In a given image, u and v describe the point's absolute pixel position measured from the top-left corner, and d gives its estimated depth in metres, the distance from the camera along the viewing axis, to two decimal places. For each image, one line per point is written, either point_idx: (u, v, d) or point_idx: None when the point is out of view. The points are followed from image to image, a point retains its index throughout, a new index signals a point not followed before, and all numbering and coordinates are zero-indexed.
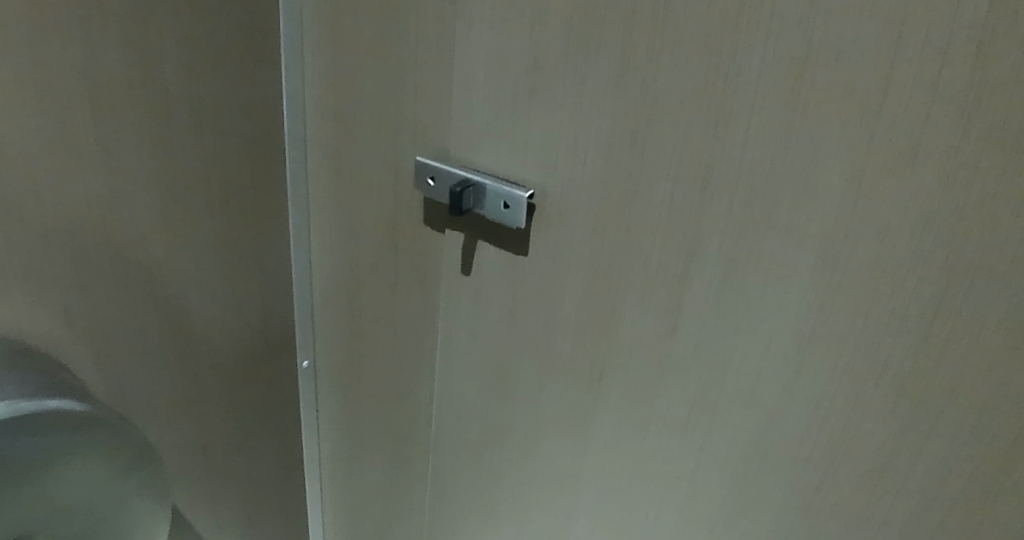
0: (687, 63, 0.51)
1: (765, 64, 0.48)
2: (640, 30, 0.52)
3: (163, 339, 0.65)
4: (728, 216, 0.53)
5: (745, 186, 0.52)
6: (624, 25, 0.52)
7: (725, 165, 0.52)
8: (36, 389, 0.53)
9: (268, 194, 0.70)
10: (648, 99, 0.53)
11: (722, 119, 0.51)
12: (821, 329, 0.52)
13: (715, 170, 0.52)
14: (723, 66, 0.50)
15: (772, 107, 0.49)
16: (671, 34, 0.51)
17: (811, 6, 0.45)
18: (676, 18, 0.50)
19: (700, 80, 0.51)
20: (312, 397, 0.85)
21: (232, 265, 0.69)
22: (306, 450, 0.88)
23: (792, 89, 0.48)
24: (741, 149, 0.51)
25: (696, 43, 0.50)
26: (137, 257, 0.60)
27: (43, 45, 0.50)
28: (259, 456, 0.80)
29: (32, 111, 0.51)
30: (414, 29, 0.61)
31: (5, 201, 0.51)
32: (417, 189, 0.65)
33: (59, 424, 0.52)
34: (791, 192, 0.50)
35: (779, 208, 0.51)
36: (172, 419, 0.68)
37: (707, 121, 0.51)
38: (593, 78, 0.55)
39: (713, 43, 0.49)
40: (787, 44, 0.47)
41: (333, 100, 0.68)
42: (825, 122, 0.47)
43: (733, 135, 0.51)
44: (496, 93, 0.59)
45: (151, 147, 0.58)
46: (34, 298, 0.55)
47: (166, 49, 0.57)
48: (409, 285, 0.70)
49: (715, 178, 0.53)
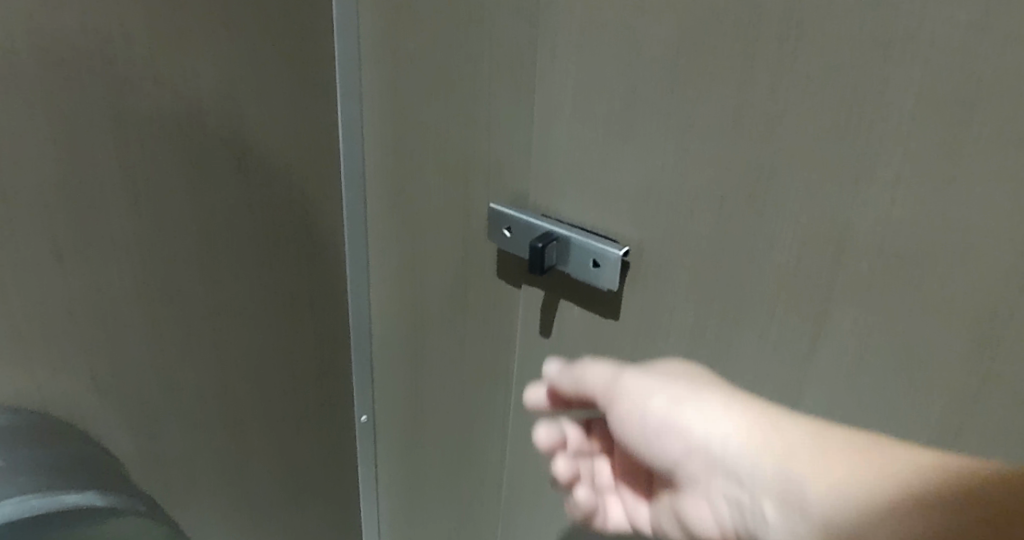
0: (821, 100, 0.42)
1: (920, 103, 0.39)
2: (761, 59, 0.43)
3: (205, 401, 0.59)
4: (862, 288, 0.45)
5: (890, 254, 0.43)
6: (742, 54, 0.44)
7: (863, 228, 0.44)
8: (59, 478, 0.47)
9: (324, 239, 0.63)
10: (771, 144, 0.45)
11: (864, 170, 0.42)
12: (970, 422, 0.44)
13: (852, 233, 0.44)
14: (865, 106, 0.41)
15: (926, 158, 0.40)
16: (801, 65, 0.42)
17: (981, 31, 0.37)
18: (807, 45, 0.42)
19: (836, 123, 0.42)
20: (372, 454, 0.77)
21: (282, 315, 0.62)
22: (365, 513, 0.80)
23: (954, 135, 0.39)
24: (885, 205, 0.42)
25: (832, 75, 0.42)
26: (173, 314, 0.55)
27: (62, 81, 0.44)
28: (313, 520, 0.73)
29: (53, 154, 0.45)
30: (487, 50, 0.53)
31: (22, 262, 0.46)
32: (489, 239, 0.58)
33: (70, 523, 0.46)
34: (946, 262, 0.41)
35: (930, 281, 0.42)
36: (219, 486, 0.62)
37: (845, 173, 0.43)
38: (703, 116, 0.46)
39: (853, 76, 0.41)
40: (948, 78, 0.38)
41: (391, 133, 0.61)
42: (989, 178, 0.39)
43: (875, 190, 0.42)
44: (586, 132, 0.51)
45: (186, 192, 0.52)
46: (59, 363, 0.50)
47: (203, 82, 0.50)
48: (478, 341, 0.63)
49: (851, 243, 0.44)
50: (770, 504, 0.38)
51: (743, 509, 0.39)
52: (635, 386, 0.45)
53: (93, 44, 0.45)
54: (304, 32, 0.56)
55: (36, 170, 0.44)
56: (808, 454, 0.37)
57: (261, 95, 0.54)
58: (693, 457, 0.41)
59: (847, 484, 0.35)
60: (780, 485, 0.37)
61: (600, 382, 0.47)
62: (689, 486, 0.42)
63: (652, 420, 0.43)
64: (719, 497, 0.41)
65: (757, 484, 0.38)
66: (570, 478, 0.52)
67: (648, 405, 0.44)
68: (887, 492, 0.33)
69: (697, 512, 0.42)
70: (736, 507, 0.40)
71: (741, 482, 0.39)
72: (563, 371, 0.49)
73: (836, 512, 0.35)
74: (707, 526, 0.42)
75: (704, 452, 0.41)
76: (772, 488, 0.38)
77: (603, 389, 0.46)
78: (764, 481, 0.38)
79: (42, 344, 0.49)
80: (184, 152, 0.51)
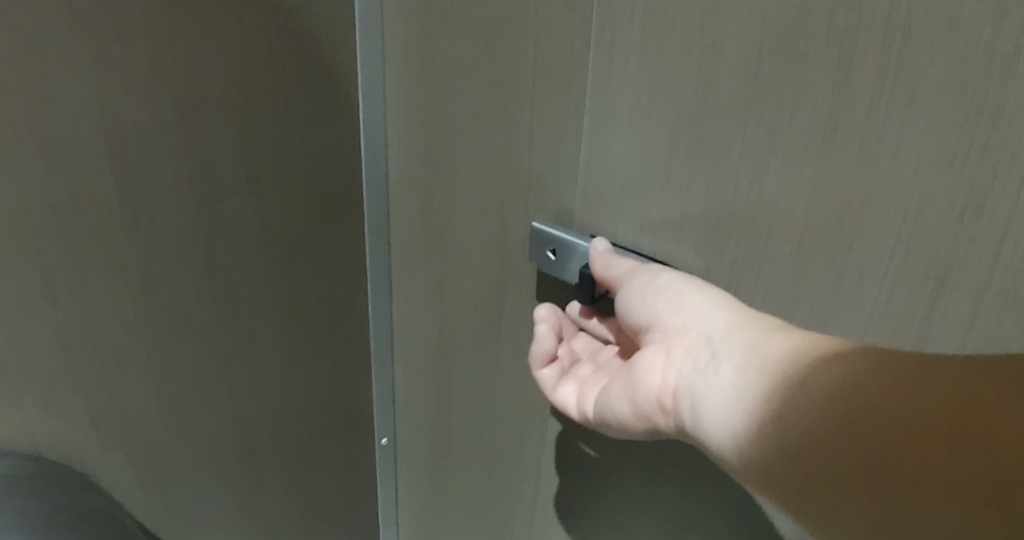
0: (927, 120, 0.35)
1: None
2: (858, 69, 0.36)
3: (214, 432, 0.54)
4: (968, 349, 0.38)
5: (993, 302, 0.36)
6: (834, 63, 0.37)
7: (964, 271, 0.36)
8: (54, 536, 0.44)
9: (343, 255, 0.58)
10: (863, 169, 0.38)
11: (972, 203, 0.35)
12: None
13: (951, 278, 0.37)
14: (981, 130, 0.34)
15: None
16: (909, 76, 0.35)
17: None
18: (914, 55, 0.35)
19: (941, 147, 0.35)
20: (392, 474, 0.72)
21: (300, 340, 0.57)
22: (385, 533, 0.76)
23: None
24: (995, 244, 0.35)
25: (941, 91, 0.34)
26: (178, 344, 0.50)
27: (45, 86, 0.39)
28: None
29: (40, 168, 0.40)
30: (529, 50, 0.48)
31: (5, 292, 0.41)
32: (530, 259, 0.53)
33: None
34: None
35: None
36: (228, 518, 0.58)
37: (950, 206, 0.36)
38: (785, 134, 0.40)
39: (964, 92, 0.34)
40: None
41: (415, 138, 0.55)
42: None
43: (983, 228, 0.35)
44: (644, 146, 0.46)
45: (193, 208, 0.47)
46: (49, 400, 0.45)
47: (209, 87, 0.46)
48: (511, 364, 0.58)
49: (950, 289, 0.37)
50: (729, 361, 0.37)
51: (694, 363, 0.38)
52: (660, 267, 0.45)
53: (80, 45, 0.40)
54: (320, 26, 0.50)
55: (19, 186, 0.40)
56: (801, 335, 0.35)
57: (275, 96, 0.49)
58: (674, 315, 0.41)
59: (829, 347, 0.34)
60: (756, 347, 0.36)
61: (623, 270, 0.46)
62: (654, 343, 0.41)
63: (655, 285, 0.43)
64: (678, 352, 0.40)
65: (730, 347, 0.37)
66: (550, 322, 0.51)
67: (660, 276, 0.44)
68: (879, 365, 0.31)
69: (647, 364, 0.41)
70: (689, 361, 0.39)
71: (710, 342, 0.38)
72: (608, 249, 0.48)
73: (808, 367, 0.33)
74: (650, 380, 0.41)
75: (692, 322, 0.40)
76: (748, 355, 0.36)
77: (625, 273, 0.46)
78: (736, 344, 0.37)
79: (34, 383, 0.44)
80: (189, 164, 0.46)
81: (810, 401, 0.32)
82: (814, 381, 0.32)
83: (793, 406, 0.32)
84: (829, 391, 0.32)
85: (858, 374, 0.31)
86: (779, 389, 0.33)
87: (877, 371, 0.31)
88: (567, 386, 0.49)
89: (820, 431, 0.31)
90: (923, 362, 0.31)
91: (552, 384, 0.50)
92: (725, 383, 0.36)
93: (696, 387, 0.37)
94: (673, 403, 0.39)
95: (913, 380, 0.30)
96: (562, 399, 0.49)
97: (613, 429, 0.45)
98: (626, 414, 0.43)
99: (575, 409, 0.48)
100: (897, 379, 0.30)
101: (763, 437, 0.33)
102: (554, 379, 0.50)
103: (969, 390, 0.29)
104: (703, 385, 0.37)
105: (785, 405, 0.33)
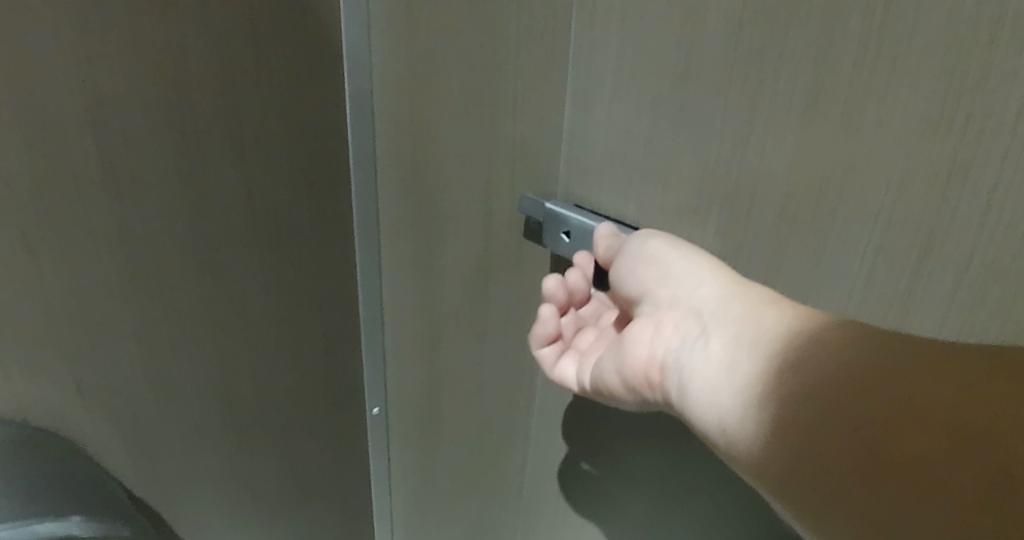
0: (913, 87, 0.34)
1: None
2: (843, 34, 0.36)
3: (202, 397, 0.55)
4: (948, 321, 0.37)
5: (976, 273, 0.35)
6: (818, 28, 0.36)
7: (948, 243, 0.35)
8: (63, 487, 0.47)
9: (333, 230, 0.58)
10: (848, 138, 0.37)
11: (954, 173, 0.34)
12: None
13: (933, 249, 0.36)
14: (965, 98, 0.33)
15: None
16: (893, 41, 0.34)
17: None
18: (900, 19, 0.34)
19: (928, 118, 0.34)
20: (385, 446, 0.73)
21: (288, 313, 0.58)
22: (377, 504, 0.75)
23: None
24: (979, 213, 0.34)
25: (929, 57, 0.34)
26: (164, 312, 0.50)
27: (22, 54, 0.40)
28: (321, 514, 0.70)
29: (20, 136, 0.41)
30: None
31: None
32: (549, 243, 0.56)
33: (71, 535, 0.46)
34: None
35: None
36: (218, 482, 0.59)
37: (935, 176, 0.35)
38: (769, 101, 0.39)
39: (952, 58, 0.33)
40: None
41: (402, 108, 0.54)
42: None
43: (967, 198, 0.34)
44: (629, 116, 0.47)
45: (177, 180, 0.47)
46: (33, 366, 0.46)
47: (191, 54, 0.45)
48: None
49: (934, 261, 0.36)
50: (718, 337, 0.37)
51: (683, 338, 0.39)
52: (649, 234, 0.45)
53: (57, 12, 0.40)
54: None
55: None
56: (788, 310, 0.36)
57: (260, 65, 0.48)
58: (664, 288, 0.42)
59: (812, 321, 0.34)
60: (744, 325, 0.36)
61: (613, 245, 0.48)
62: (644, 315, 0.42)
63: (644, 255, 0.44)
64: (667, 326, 0.40)
65: (717, 323, 0.38)
66: (553, 299, 0.50)
67: (648, 244, 0.45)
68: (863, 344, 0.32)
69: (635, 336, 0.42)
70: (678, 335, 0.39)
71: (699, 317, 0.39)
72: (612, 233, 0.48)
73: (793, 345, 0.34)
74: (638, 353, 0.41)
75: (681, 296, 0.40)
76: (733, 332, 0.36)
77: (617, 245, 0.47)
78: (724, 322, 0.37)
79: (18, 348, 0.45)
80: (168, 130, 0.46)
81: (801, 381, 0.32)
82: (801, 359, 0.33)
83: (780, 383, 0.33)
84: (814, 368, 0.32)
85: (841, 351, 0.32)
86: (764, 369, 0.34)
87: (860, 349, 0.32)
88: (567, 361, 0.51)
89: (802, 407, 0.32)
90: (906, 343, 0.31)
91: (552, 361, 0.52)
92: (713, 360, 0.36)
93: (683, 361, 0.38)
94: (660, 377, 0.40)
95: (894, 361, 0.31)
96: (562, 375, 0.51)
97: (606, 397, 0.47)
98: (617, 385, 0.44)
99: (575, 382, 0.50)
100: (880, 358, 0.31)
101: (746, 413, 0.34)
102: (554, 356, 0.52)
103: (947, 377, 0.30)
104: (690, 360, 0.37)
105: (769, 383, 0.33)
